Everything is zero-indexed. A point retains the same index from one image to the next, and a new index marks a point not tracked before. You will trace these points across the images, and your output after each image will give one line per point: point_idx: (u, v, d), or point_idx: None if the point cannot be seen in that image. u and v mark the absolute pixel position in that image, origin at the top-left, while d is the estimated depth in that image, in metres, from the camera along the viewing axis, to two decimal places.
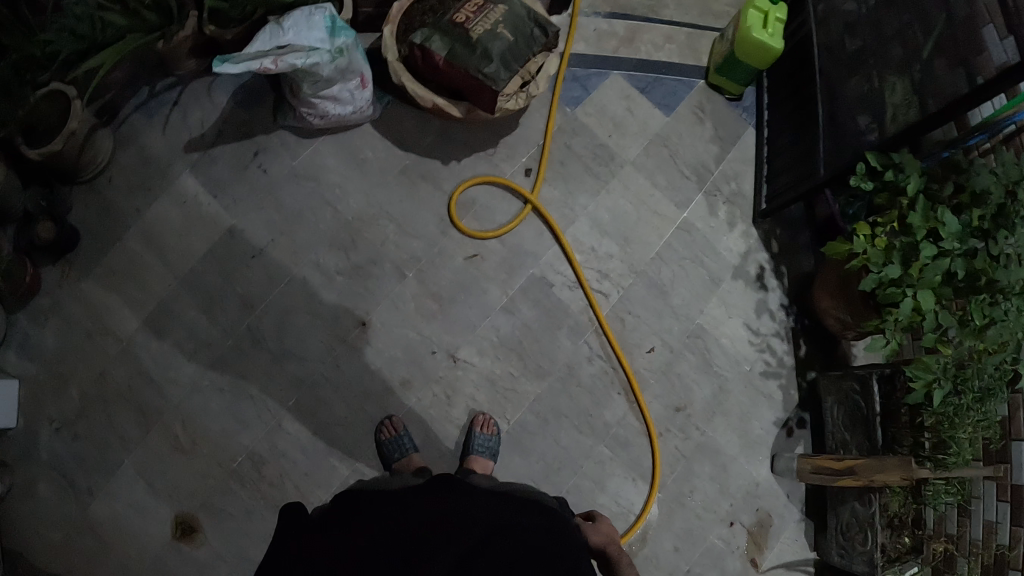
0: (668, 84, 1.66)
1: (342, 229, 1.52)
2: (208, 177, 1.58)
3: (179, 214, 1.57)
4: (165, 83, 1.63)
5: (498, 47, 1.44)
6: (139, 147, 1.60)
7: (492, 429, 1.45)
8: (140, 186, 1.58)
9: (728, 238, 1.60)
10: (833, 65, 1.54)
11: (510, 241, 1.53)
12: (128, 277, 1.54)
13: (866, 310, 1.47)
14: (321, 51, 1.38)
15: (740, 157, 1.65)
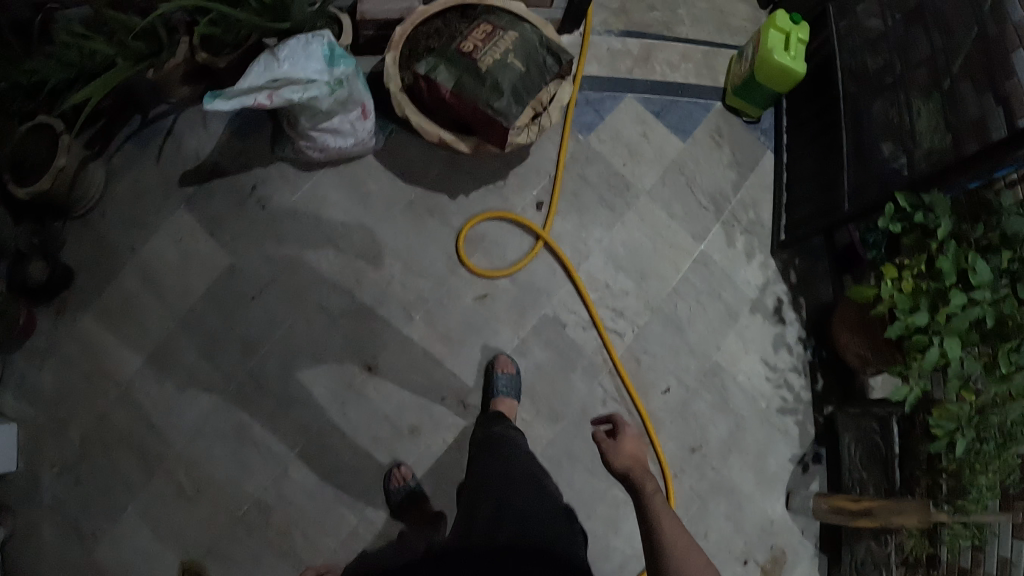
0: (683, 106, 1.58)
1: (346, 269, 1.46)
2: (204, 212, 1.51)
3: (176, 252, 1.51)
4: (158, 111, 1.57)
5: (510, 77, 1.36)
6: (132, 178, 1.54)
7: (510, 369, 1.42)
8: (135, 220, 1.53)
9: (746, 269, 1.54)
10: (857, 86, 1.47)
11: (521, 279, 1.48)
12: (124, 317, 1.49)
13: (887, 351, 1.40)
14: (319, 83, 1.32)
15: (758, 184, 1.58)
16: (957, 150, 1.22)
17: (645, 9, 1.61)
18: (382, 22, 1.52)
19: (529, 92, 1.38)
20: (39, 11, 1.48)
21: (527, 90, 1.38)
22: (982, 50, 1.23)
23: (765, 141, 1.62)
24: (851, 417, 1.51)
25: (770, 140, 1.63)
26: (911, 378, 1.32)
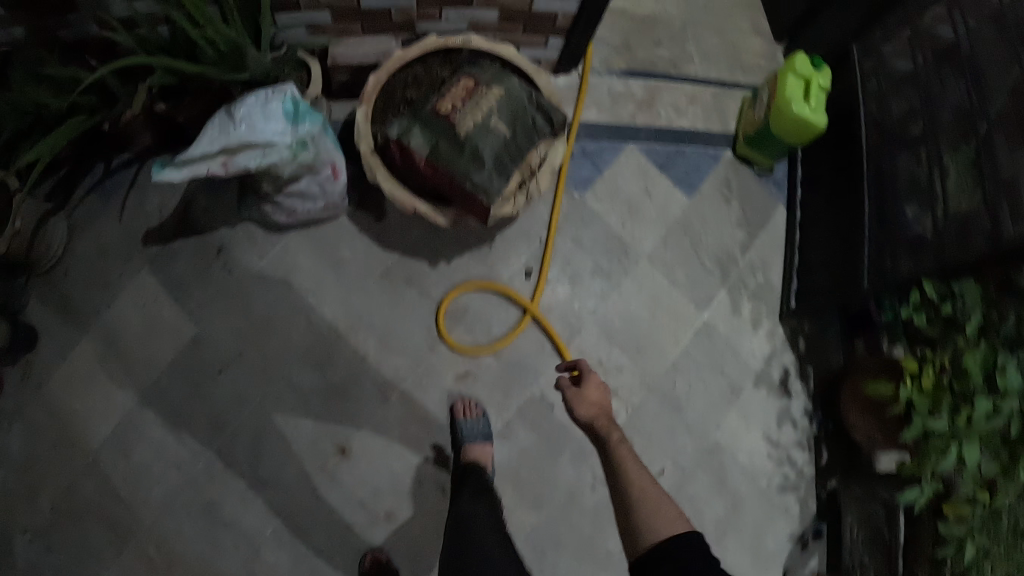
0: (690, 156, 1.44)
1: (317, 343, 1.35)
2: (169, 276, 1.41)
3: (141, 317, 1.40)
4: (120, 160, 1.46)
5: (492, 143, 1.20)
6: (95, 234, 1.43)
7: (475, 412, 1.31)
8: (98, 280, 1.41)
9: (751, 339, 1.42)
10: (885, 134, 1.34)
11: (506, 356, 1.34)
12: (90, 383, 1.38)
13: (901, 442, 1.25)
14: (280, 147, 1.20)
15: (769, 242, 1.44)
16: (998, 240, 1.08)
17: (651, 45, 1.46)
18: (357, 68, 1.40)
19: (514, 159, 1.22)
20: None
21: (514, 155, 1.22)
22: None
23: (779, 193, 1.48)
24: (854, 495, 1.36)
25: (784, 192, 1.49)
26: (924, 479, 1.17)
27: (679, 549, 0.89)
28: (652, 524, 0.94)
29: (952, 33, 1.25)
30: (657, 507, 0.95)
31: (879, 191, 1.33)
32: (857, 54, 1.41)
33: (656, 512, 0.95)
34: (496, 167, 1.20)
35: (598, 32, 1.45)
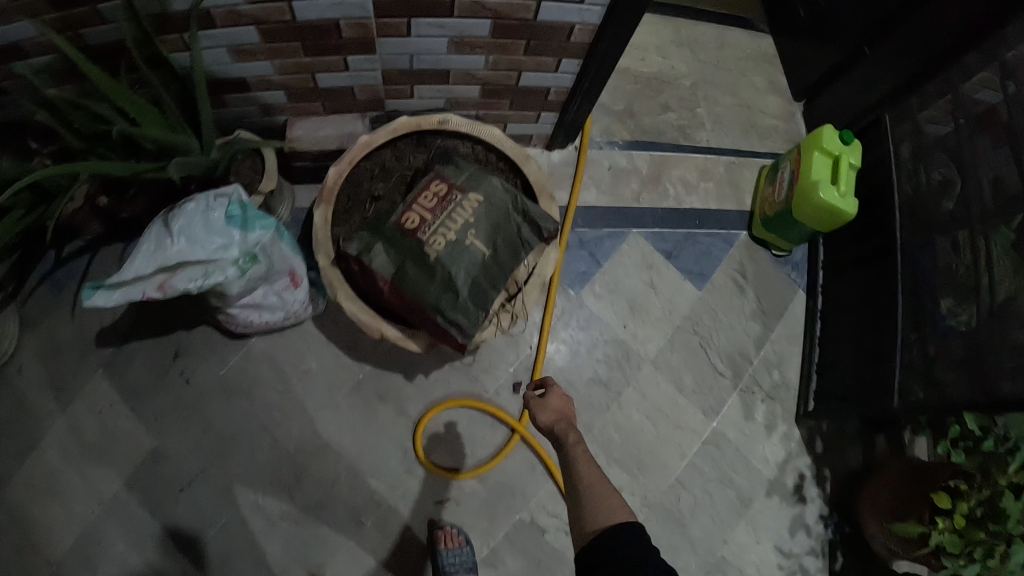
0: (700, 241, 1.32)
1: (285, 462, 1.23)
2: (124, 381, 1.26)
3: (95, 426, 1.24)
4: (73, 247, 1.32)
5: (467, 265, 1.02)
6: (47, 332, 1.28)
7: (457, 542, 1.17)
8: (53, 379, 1.25)
9: (763, 444, 1.27)
10: (924, 207, 1.17)
11: (491, 479, 1.23)
12: (44, 494, 1.20)
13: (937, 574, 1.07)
14: (224, 262, 1.07)
15: (785, 334, 1.31)
16: None
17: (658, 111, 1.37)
18: (319, 154, 1.25)
19: (494, 282, 1.05)
20: None
21: (494, 275, 1.05)
22: None
23: (797, 277, 1.34)
24: None
25: (803, 276, 1.35)
26: None
27: (622, 536, 0.72)
28: (594, 506, 0.76)
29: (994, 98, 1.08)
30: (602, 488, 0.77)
31: (914, 292, 1.17)
32: (887, 124, 1.25)
33: (602, 496, 0.76)
34: (470, 294, 1.02)
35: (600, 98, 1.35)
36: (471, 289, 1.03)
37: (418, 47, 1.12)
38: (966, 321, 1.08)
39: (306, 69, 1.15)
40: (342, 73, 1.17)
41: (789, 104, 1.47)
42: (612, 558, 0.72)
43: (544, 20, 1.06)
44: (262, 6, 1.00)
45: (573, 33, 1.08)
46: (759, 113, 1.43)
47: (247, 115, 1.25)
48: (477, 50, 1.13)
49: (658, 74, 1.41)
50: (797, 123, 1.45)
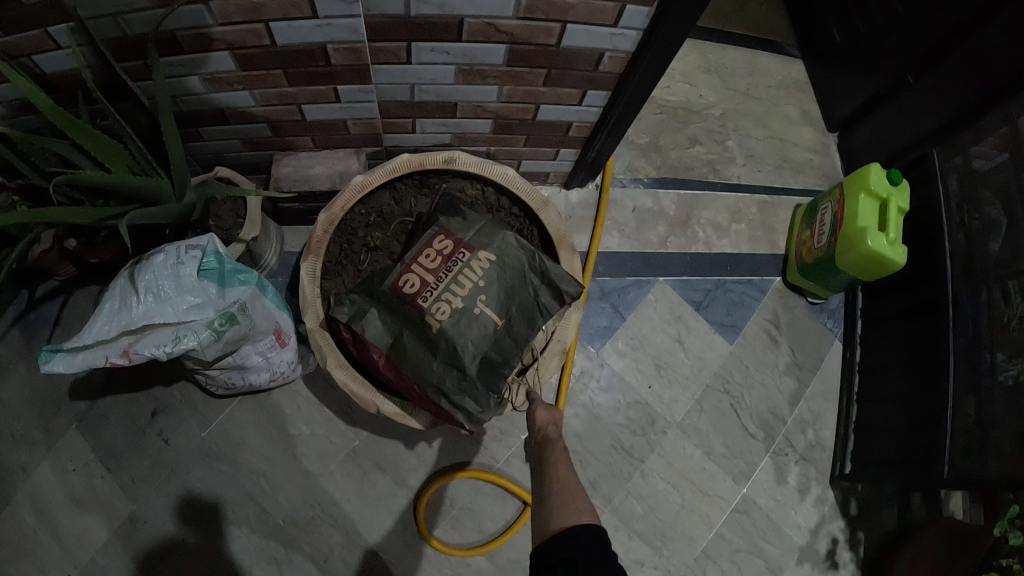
0: (731, 289, 1.21)
1: (272, 535, 1.10)
2: (98, 439, 1.12)
3: (67, 488, 1.09)
4: (46, 288, 1.18)
5: (477, 338, 0.83)
6: (14, 382, 1.13)
7: None
8: (21, 432, 1.11)
9: (796, 509, 1.15)
10: (979, 251, 1.05)
11: (502, 556, 1.11)
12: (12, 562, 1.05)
13: None
14: (197, 324, 0.95)
15: (822, 391, 1.20)
16: None
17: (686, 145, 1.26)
18: (305, 194, 1.10)
19: (508, 359, 0.86)
20: None
21: (510, 351, 0.86)
22: None
23: (833, 326, 1.23)
24: None
25: (841, 325, 1.24)
26: None
27: (583, 541, 0.64)
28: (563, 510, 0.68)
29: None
30: (572, 495, 0.70)
31: (966, 351, 1.05)
32: (935, 159, 1.13)
33: (570, 498, 0.70)
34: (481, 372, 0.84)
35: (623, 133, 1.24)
36: (480, 368, 0.84)
37: (420, 77, 0.98)
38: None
39: (292, 100, 1.01)
40: (332, 105, 1.03)
41: (823, 135, 1.35)
42: (568, 557, 0.63)
43: (568, 45, 0.94)
44: (236, 27, 0.87)
45: (601, 62, 0.96)
46: (792, 145, 1.32)
47: (228, 150, 1.10)
48: (489, 79, 1.00)
49: (684, 103, 1.30)
50: (831, 157, 1.34)
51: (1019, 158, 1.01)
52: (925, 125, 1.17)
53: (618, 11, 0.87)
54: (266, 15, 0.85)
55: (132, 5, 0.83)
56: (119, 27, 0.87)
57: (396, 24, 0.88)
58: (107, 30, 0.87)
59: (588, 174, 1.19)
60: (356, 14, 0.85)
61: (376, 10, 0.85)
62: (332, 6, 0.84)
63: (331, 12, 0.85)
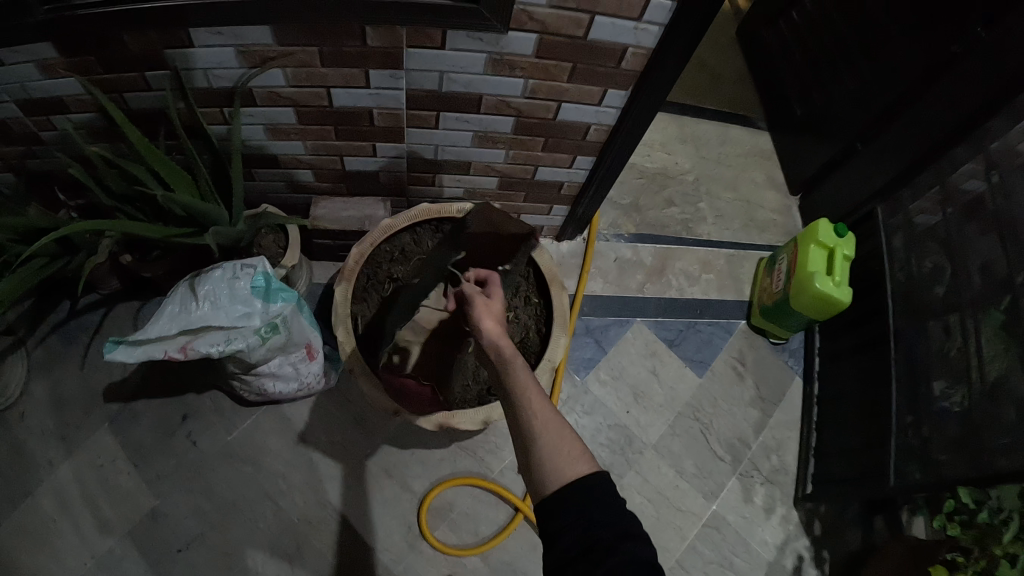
0: (701, 329, 1.38)
1: (286, 532, 1.22)
2: (128, 438, 1.27)
3: (95, 480, 1.24)
4: (87, 300, 1.35)
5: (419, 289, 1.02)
6: (52, 382, 1.30)
7: None
8: (53, 431, 1.26)
9: (763, 528, 1.28)
10: (917, 297, 1.23)
11: (494, 557, 1.23)
12: (36, 545, 1.19)
13: None
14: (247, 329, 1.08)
15: (785, 422, 1.34)
16: None
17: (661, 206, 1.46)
18: (338, 231, 1.30)
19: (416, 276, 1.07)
20: None
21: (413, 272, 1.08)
22: None
23: (793, 363, 1.39)
24: None
25: (800, 363, 1.40)
26: None
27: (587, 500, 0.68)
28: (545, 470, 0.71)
29: (980, 186, 1.15)
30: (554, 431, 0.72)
31: (908, 378, 1.21)
32: (881, 217, 1.32)
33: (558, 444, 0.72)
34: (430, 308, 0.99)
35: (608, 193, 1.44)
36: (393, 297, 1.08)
37: (443, 139, 1.20)
38: (956, 406, 1.13)
39: (337, 152, 1.22)
40: (369, 158, 1.24)
41: (786, 199, 1.56)
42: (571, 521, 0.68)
43: (564, 120, 1.16)
44: (302, 90, 1.09)
45: (588, 133, 1.19)
46: (759, 208, 1.52)
47: (274, 190, 1.31)
48: (499, 144, 1.22)
49: (661, 170, 1.51)
50: (794, 218, 1.54)
51: (948, 217, 1.20)
52: (867, 192, 1.37)
53: (604, 94, 1.11)
54: (328, 82, 1.07)
55: (222, 65, 1.05)
56: (207, 80, 1.08)
57: (429, 96, 1.10)
58: (197, 81, 1.08)
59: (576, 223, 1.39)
60: (399, 86, 1.08)
61: (414, 85, 1.08)
62: (381, 78, 1.07)
63: (380, 83, 1.07)
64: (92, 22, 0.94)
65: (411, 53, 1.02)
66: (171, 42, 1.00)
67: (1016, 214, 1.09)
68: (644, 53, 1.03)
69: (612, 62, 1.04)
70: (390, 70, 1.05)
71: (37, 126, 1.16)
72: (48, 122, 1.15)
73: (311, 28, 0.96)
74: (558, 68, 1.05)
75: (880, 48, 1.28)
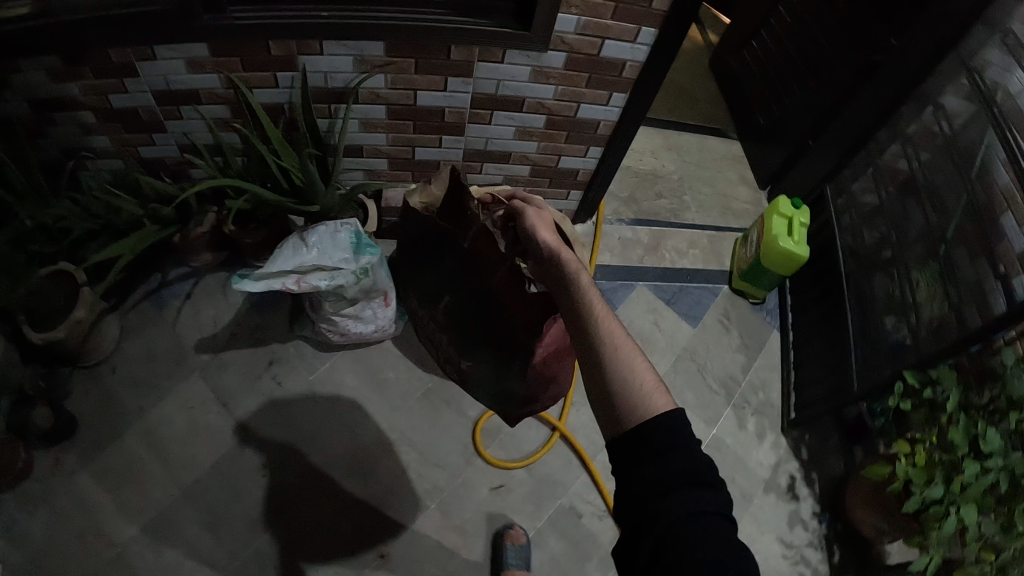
0: (692, 292, 1.68)
1: (363, 455, 1.45)
2: (218, 382, 1.48)
3: (186, 418, 1.43)
4: (178, 272, 1.57)
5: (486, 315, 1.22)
6: (146, 339, 1.49)
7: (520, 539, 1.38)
8: (144, 381, 1.45)
9: (758, 451, 1.54)
10: (858, 260, 1.58)
11: (538, 471, 1.49)
12: (128, 480, 1.37)
13: (902, 517, 1.38)
14: (346, 270, 1.34)
15: (767, 364, 1.63)
16: (962, 325, 1.30)
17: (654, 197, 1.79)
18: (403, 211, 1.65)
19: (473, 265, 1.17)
20: (69, 156, 1.42)
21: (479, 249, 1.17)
22: (967, 218, 1.37)
23: (771, 319, 1.69)
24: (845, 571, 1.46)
25: (776, 319, 1.69)
26: (931, 548, 1.31)
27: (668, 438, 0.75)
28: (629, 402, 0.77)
29: (907, 165, 1.52)
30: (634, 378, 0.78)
31: (861, 313, 1.53)
32: (830, 195, 1.68)
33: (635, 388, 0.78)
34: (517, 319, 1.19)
35: (610, 188, 1.78)
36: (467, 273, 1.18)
37: (493, 134, 1.54)
38: (902, 336, 1.45)
39: (410, 143, 1.55)
40: (435, 148, 1.57)
41: (756, 193, 1.91)
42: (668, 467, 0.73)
43: (583, 117, 1.52)
44: (396, 91, 1.42)
45: (598, 126, 1.54)
46: (732, 199, 1.87)
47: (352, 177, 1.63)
48: (534, 137, 1.56)
49: (653, 171, 1.86)
50: (762, 208, 1.88)
51: (882, 192, 1.57)
52: (819, 177, 1.72)
53: (609, 96, 1.48)
54: (417, 86, 1.42)
55: (339, 69, 1.36)
56: (325, 80, 1.39)
57: (487, 99, 1.46)
58: (316, 81, 1.39)
59: (592, 197, 1.70)
60: (468, 90, 1.44)
61: (478, 90, 1.44)
62: (456, 84, 1.42)
63: (454, 87, 1.43)
64: (246, 29, 1.23)
65: (478, 66, 1.39)
66: (307, 49, 1.31)
67: (935, 183, 1.45)
68: (637, 65, 1.42)
69: (615, 73, 1.43)
70: (463, 78, 1.41)
71: (165, 115, 1.38)
72: (176, 111, 1.38)
73: (415, 41, 1.31)
74: (579, 77, 1.43)
75: (818, 64, 1.66)
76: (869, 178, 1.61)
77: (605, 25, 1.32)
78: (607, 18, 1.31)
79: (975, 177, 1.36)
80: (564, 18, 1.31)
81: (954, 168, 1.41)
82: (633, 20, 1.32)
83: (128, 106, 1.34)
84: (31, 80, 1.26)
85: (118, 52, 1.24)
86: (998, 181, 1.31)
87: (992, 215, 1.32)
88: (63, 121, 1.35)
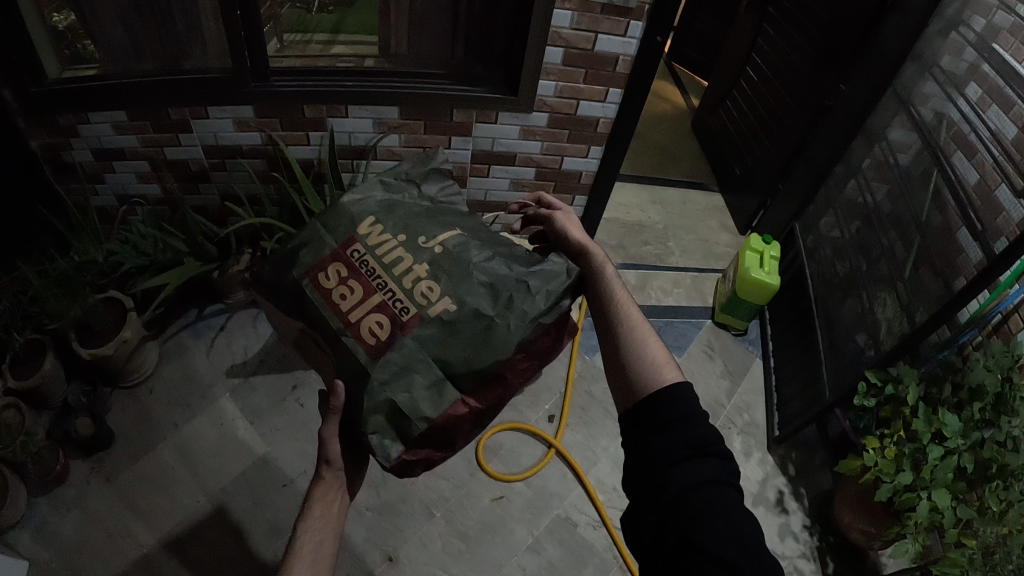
0: (677, 326, 1.82)
1: (376, 470, 1.57)
2: (246, 404, 1.65)
3: (216, 433, 1.59)
4: (214, 308, 1.79)
5: (447, 289, 0.98)
6: (183, 365, 1.68)
7: None
8: (178, 401, 1.62)
9: (744, 467, 1.62)
10: (826, 288, 1.74)
11: (535, 483, 1.60)
12: (157, 486, 1.50)
13: (883, 514, 1.43)
14: None
15: (751, 389, 1.75)
16: (910, 323, 1.44)
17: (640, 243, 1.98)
18: None
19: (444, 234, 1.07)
20: (122, 202, 1.68)
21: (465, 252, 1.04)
22: (916, 236, 1.52)
23: (752, 348, 1.83)
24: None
25: (757, 347, 1.83)
26: (910, 535, 1.34)
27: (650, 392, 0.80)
28: (640, 373, 0.83)
29: (864, 199, 1.68)
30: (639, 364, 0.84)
31: (829, 330, 1.67)
32: (799, 231, 1.87)
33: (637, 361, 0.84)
34: (520, 303, 0.99)
35: (600, 237, 1.97)
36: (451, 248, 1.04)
37: (490, 185, 1.77)
38: (872, 352, 1.55)
39: None
40: None
41: (736, 239, 2.10)
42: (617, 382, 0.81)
43: (566, 168, 1.75)
44: (409, 148, 1.66)
45: (581, 176, 1.78)
46: (713, 246, 2.05)
47: None
48: (527, 188, 1.80)
49: (639, 221, 2.06)
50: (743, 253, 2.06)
51: (844, 226, 1.73)
52: (788, 217, 1.91)
53: (587, 149, 1.71)
54: (427, 144, 1.65)
55: (359, 130, 1.60)
56: (349, 139, 1.61)
57: (484, 155, 1.69)
58: (341, 140, 1.62)
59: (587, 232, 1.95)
60: (468, 148, 1.66)
61: (476, 147, 1.66)
62: (459, 142, 1.65)
63: (457, 145, 1.65)
64: (282, 95, 1.48)
65: (476, 126, 1.62)
66: (335, 112, 1.55)
67: (888, 212, 1.62)
68: (609, 120, 1.64)
69: (590, 129, 1.66)
70: (464, 137, 1.64)
71: (211, 166, 1.63)
72: (222, 164, 1.63)
73: (422, 102, 1.54)
74: (560, 133, 1.66)
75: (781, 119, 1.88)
76: (833, 216, 1.79)
77: (578, 88, 1.56)
78: (580, 82, 1.55)
79: (930, 208, 1.49)
80: (545, 84, 1.54)
81: (904, 198, 1.57)
82: (601, 83, 1.56)
83: (181, 157, 1.60)
84: (98, 132, 1.51)
85: (177, 110, 1.49)
86: (942, 202, 1.47)
87: (948, 235, 1.42)
88: (121, 171, 1.60)
